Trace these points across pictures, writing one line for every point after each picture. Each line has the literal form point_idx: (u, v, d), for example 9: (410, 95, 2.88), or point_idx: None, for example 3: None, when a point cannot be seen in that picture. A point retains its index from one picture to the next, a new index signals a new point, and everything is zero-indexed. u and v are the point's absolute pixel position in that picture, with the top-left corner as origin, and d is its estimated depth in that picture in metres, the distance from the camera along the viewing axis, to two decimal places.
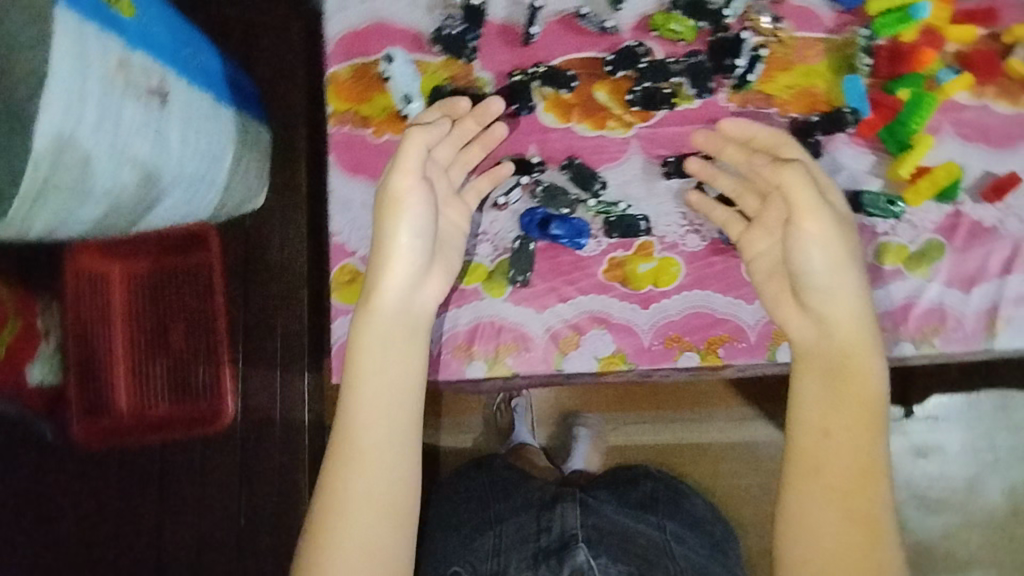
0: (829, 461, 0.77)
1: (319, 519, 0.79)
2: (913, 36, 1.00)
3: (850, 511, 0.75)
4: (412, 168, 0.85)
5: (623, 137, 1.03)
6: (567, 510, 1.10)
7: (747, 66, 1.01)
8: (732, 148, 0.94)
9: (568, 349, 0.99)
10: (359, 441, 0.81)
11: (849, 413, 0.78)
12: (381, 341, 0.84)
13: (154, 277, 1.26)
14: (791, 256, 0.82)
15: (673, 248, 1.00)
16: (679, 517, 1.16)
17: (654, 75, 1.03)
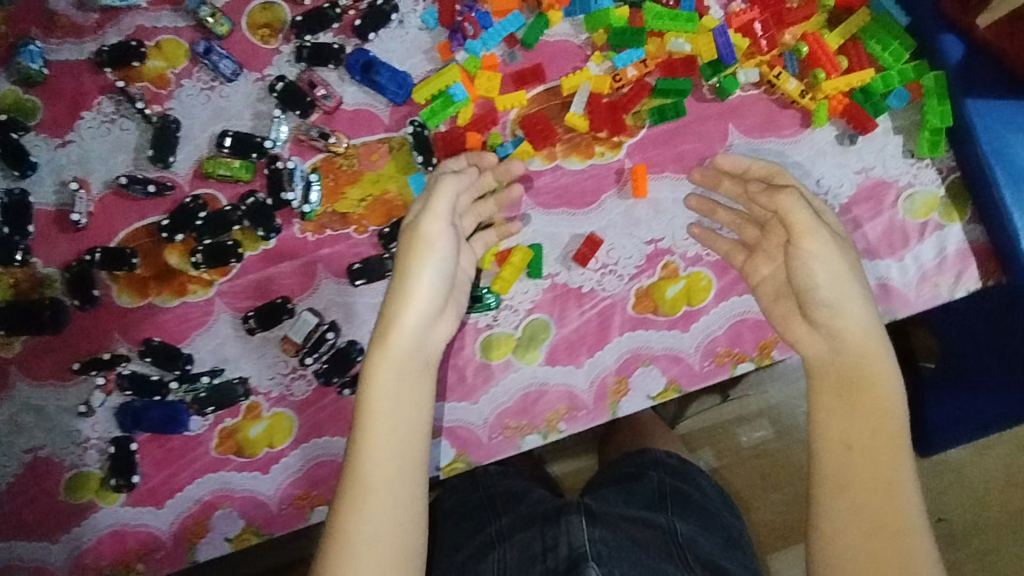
0: (844, 480, 0.72)
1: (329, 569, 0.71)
2: (466, 116, 0.94)
3: (867, 527, 0.69)
4: (440, 210, 0.82)
5: (206, 299, 0.95)
6: (572, 522, 0.84)
7: (302, 198, 0.94)
8: (729, 183, 0.90)
9: (196, 538, 0.92)
10: (381, 482, 0.74)
11: (862, 422, 0.74)
12: (396, 389, 0.78)
13: None
14: (798, 274, 0.79)
15: (282, 401, 0.94)
16: (698, 520, 0.92)
17: (214, 229, 0.94)
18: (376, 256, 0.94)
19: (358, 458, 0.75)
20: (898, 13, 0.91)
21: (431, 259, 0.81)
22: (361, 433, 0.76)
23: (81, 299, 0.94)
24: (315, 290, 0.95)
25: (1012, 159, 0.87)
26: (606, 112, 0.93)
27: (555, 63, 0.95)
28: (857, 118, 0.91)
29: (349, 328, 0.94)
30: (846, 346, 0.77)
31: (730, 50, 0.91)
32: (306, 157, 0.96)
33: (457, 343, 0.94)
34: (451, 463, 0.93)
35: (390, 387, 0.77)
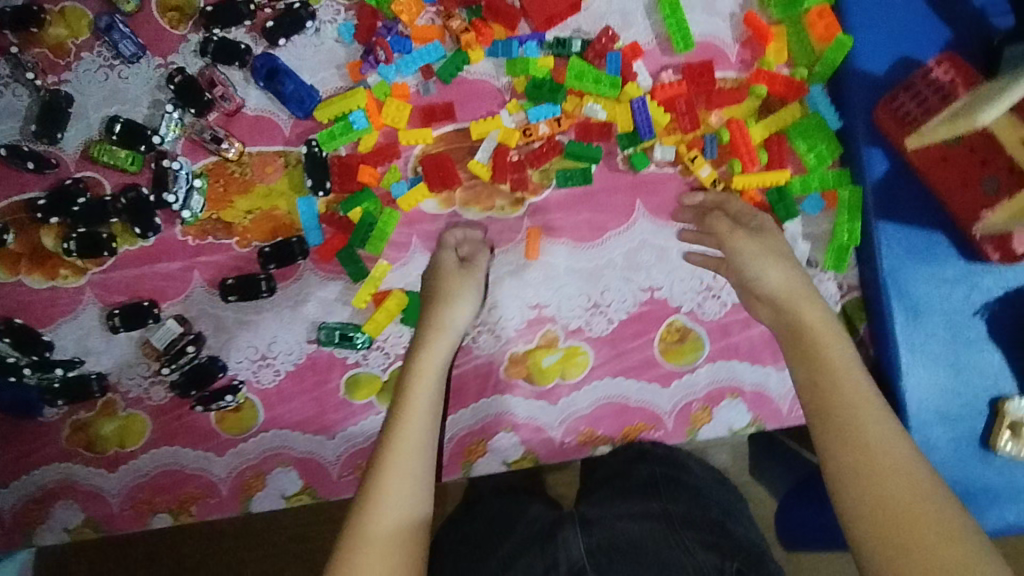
0: (843, 450, 0.65)
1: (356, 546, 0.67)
2: (368, 144, 0.90)
3: (887, 491, 0.62)
4: (479, 275, 0.87)
5: (77, 287, 0.93)
6: (567, 537, 0.75)
7: (182, 202, 0.90)
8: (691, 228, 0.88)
9: (34, 524, 0.92)
10: (414, 460, 0.73)
11: (823, 379, 0.71)
12: (428, 382, 0.80)
13: None
14: (766, 270, 0.80)
15: (138, 403, 0.92)
16: (697, 504, 0.79)
17: (90, 217, 0.91)
18: (250, 274, 0.91)
19: (394, 428, 0.76)
20: (831, 115, 0.86)
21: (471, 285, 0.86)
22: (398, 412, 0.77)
23: None
24: (187, 297, 0.92)
25: (908, 288, 0.84)
26: (510, 167, 0.89)
27: (469, 103, 0.90)
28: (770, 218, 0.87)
29: (215, 341, 0.92)
30: (810, 326, 0.75)
31: (648, 125, 0.86)
32: (196, 157, 0.92)
33: (323, 375, 0.92)
34: (297, 494, 0.92)
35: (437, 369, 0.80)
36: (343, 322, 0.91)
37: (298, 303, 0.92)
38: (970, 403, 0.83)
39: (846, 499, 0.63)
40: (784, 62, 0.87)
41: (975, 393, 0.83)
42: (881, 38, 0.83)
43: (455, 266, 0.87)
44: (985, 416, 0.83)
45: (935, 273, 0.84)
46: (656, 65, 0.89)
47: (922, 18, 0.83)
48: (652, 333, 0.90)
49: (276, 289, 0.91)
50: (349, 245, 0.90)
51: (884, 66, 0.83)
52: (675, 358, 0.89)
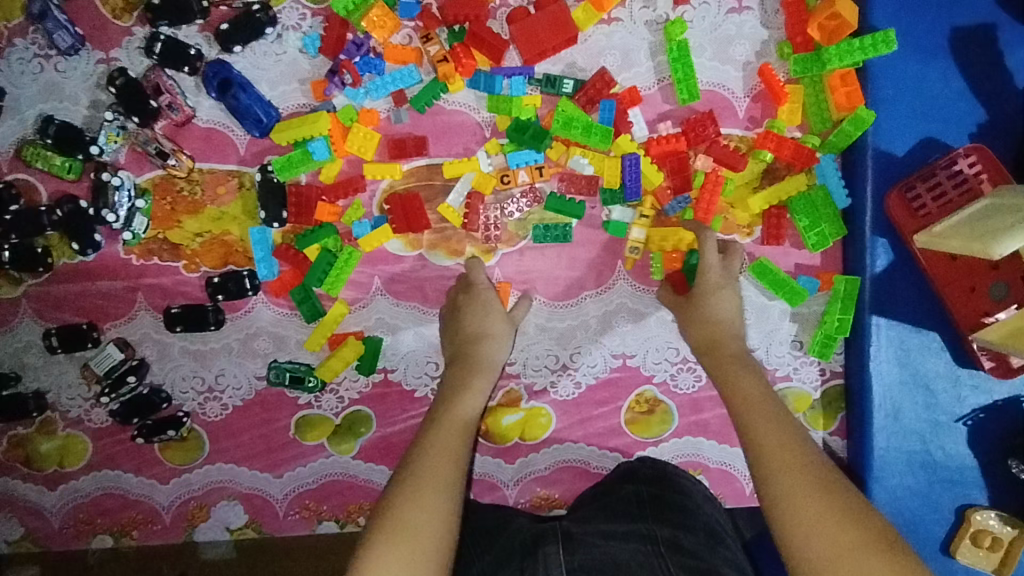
0: (774, 462, 0.61)
1: (401, 501, 0.60)
2: (331, 174, 0.82)
3: (836, 508, 0.57)
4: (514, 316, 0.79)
5: (12, 298, 0.87)
6: (549, 555, 0.69)
7: (123, 221, 0.83)
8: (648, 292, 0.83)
9: None
10: (470, 421, 0.69)
11: (740, 405, 0.67)
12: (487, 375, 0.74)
13: None
14: (714, 331, 0.74)
15: (77, 424, 0.88)
16: (680, 525, 0.73)
17: (22, 227, 0.83)
18: (198, 304, 0.85)
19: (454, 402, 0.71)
20: (840, 192, 0.78)
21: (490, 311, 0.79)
22: (457, 387, 0.73)
23: None
24: (130, 319, 0.86)
25: (892, 387, 0.79)
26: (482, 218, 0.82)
27: (444, 138, 0.82)
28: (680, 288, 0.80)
29: (159, 368, 0.87)
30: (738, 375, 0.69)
31: (637, 185, 0.79)
32: (141, 170, 0.85)
33: (273, 413, 0.88)
34: (242, 527, 0.89)
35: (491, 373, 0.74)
36: (297, 361, 0.86)
37: (249, 337, 0.86)
38: (936, 508, 0.80)
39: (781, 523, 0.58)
40: (797, 124, 0.79)
41: (943, 500, 0.80)
42: (904, 115, 0.76)
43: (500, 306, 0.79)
44: (949, 522, 0.80)
45: (921, 373, 0.79)
46: (654, 112, 0.81)
47: (952, 95, 0.75)
48: (621, 401, 0.85)
49: (224, 321, 0.85)
50: (305, 283, 0.83)
51: (904, 148, 0.76)
52: (641, 429, 0.85)
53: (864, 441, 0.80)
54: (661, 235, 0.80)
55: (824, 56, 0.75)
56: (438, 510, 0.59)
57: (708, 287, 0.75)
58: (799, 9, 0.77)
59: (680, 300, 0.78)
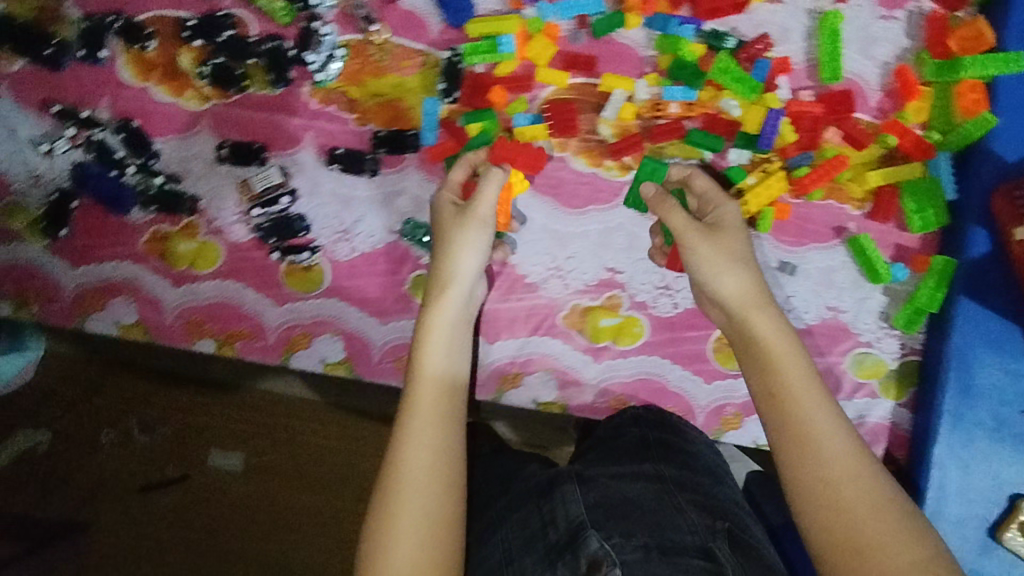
0: (827, 447, 0.71)
1: (397, 471, 0.75)
2: (506, 70, 0.94)
3: (866, 506, 0.68)
4: (483, 216, 0.86)
5: (197, 110, 0.97)
6: (566, 492, 0.80)
7: (322, 65, 0.94)
8: (699, 181, 0.87)
9: (93, 309, 0.98)
10: (441, 372, 0.82)
11: (780, 377, 0.76)
12: (452, 330, 0.85)
13: None
14: (740, 276, 0.81)
15: (217, 234, 0.96)
16: (683, 463, 0.84)
17: (230, 52, 0.95)
18: (359, 151, 0.95)
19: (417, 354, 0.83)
20: (949, 185, 0.89)
21: (471, 227, 0.86)
22: (422, 345, 0.84)
23: (89, 52, 0.96)
24: (295, 153, 0.96)
25: (971, 367, 0.86)
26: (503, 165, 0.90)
27: (612, 63, 0.94)
28: (671, 256, 0.92)
29: (306, 202, 0.96)
30: (782, 363, 0.76)
31: (772, 136, 0.90)
32: (344, 31, 0.95)
33: (396, 267, 0.96)
34: (337, 363, 0.97)
35: (445, 325, 0.84)
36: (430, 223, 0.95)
37: (393, 193, 0.96)
38: (991, 490, 0.86)
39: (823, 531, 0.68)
40: (920, 122, 0.91)
41: (999, 485, 0.86)
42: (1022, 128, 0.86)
43: (450, 214, 0.88)
44: (1002, 507, 0.86)
45: (1001, 361, 0.86)
46: (798, 84, 0.93)
47: None
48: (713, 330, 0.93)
49: (378, 171, 0.95)
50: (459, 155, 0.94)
51: (1017, 156, 0.86)
52: (725, 360, 0.93)
53: (933, 414, 0.87)
54: (766, 187, 0.90)
55: (960, 64, 0.86)
56: (420, 464, 0.75)
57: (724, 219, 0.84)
58: (942, 26, 0.90)
59: (700, 224, 0.83)
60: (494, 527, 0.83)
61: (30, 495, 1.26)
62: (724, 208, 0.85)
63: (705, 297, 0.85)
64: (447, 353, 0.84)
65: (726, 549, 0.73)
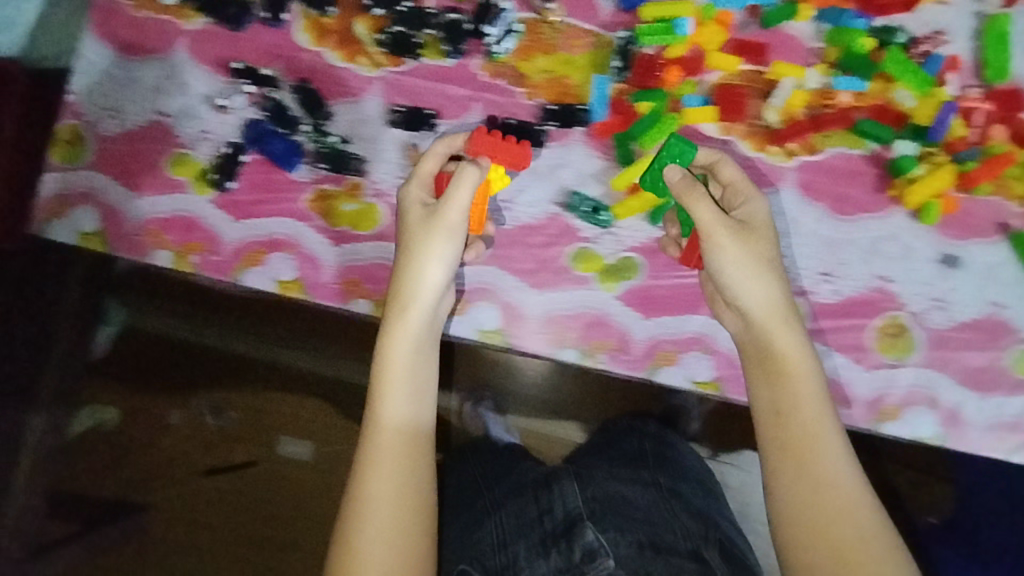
0: (822, 463, 0.76)
1: (354, 505, 0.77)
2: (676, 52, 0.95)
3: (834, 507, 0.74)
4: (450, 220, 0.85)
5: (367, 76, 0.99)
6: (564, 487, 0.90)
7: (501, 36, 0.97)
8: (733, 169, 0.88)
9: (251, 264, 0.99)
10: (394, 423, 0.81)
11: (785, 398, 0.80)
12: (417, 349, 0.85)
13: None
14: (763, 293, 0.82)
15: (382, 196, 0.99)
16: (677, 475, 0.99)
17: (409, 22, 0.98)
18: (528, 124, 0.98)
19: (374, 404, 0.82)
20: None
21: (438, 233, 0.86)
22: (382, 390, 0.83)
23: (272, 14, 0.99)
24: (461, 122, 0.98)
25: None
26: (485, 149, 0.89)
27: (783, 52, 0.96)
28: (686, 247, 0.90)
29: None
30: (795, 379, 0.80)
31: (943, 128, 0.91)
32: (521, 8, 0.98)
33: (556, 240, 0.97)
34: (492, 331, 0.97)
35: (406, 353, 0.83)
36: (594, 197, 0.96)
37: (557, 166, 0.97)
38: None
39: (790, 543, 0.74)
40: None
41: None
42: None
43: (420, 215, 0.88)
44: None
45: None
46: (965, 82, 0.94)
47: None
48: (870, 320, 0.94)
49: (547, 144, 0.97)
50: (628, 132, 0.95)
51: None
52: (888, 349, 0.94)
53: None
54: (936, 179, 0.91)
55: None
56: (378, 495, 0.77)
57: (756, 220, 0.85)
58: None
59: (733, 221, 0.83)
60: (492, 510, 0.94)
61: (75, 474, 1.29)
62: (748, 205, 0.86)
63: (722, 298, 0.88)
64: (405, 403, 0.82)
65: (715, 555, 0.86)
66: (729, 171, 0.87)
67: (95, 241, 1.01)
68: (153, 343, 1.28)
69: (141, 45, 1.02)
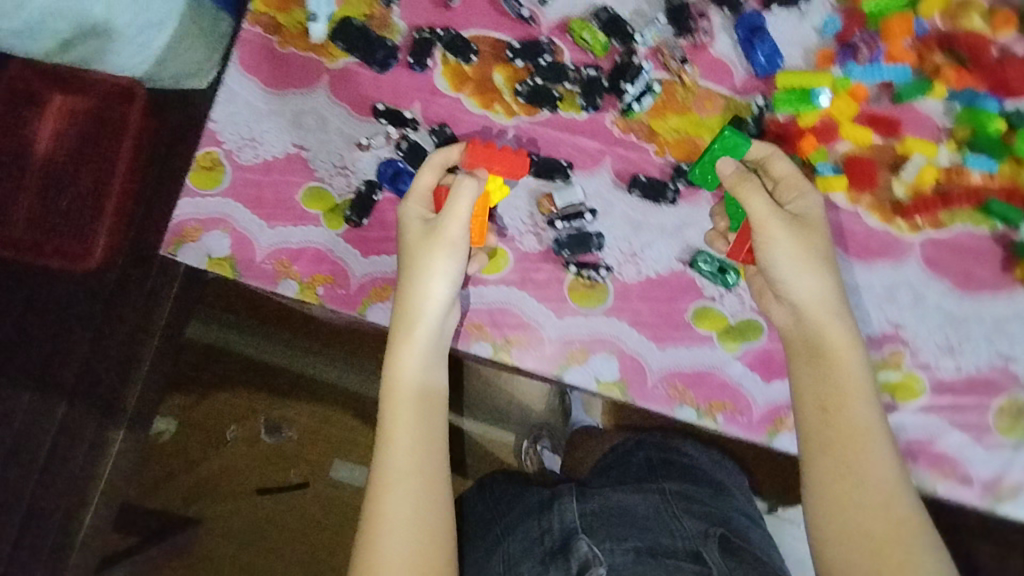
0: (850, 452, 0.78)
1: (374, 489, 0.82)
2: (809, 121, 0.97)
3: (860, 500, 0.76)
4: (453, 238, 0.89)
5: (503, 124, 1.03)
6: (564, 504, 0.92)
7: (641, 94, 0.99)
8: (784, 163, 0.90)
9: (376, 299, 1.02)
10: (411, 392, 0.86)
11: (825, 389, 0.82)
12: (428, 340, 0.89)
13: (77, 128, 1.21)
14: (809, 282, 0.84)
15: (509, 241, 1.00)
16: (690, 478, 0.98)
17: (548, 75, 1.01)
18: (660, 181, 0.99)
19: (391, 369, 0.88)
20: None
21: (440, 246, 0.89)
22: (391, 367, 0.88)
23: (417, 60, 1.03)
24: (592, 174, 1.01)
25: None
26: (481, 162, 0.93)
27: (913, 127, 0.98)
28: (733, 241, 0.94)
29: (601, 221, 1.00)
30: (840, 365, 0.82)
31: None
32: (658, 68, 1.02)
33: (678, 297, 0.98)
34: (610, 383, 0.97)
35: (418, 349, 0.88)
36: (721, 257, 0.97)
37: (684, 224, 0.99)
38: None
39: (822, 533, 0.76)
40: None
41: None
42: None
43: (420, 230, 0.91)
44: None
45: None
46: None
47: None
48: (990, 400, 0.94)
49: (679, 201, 0.99)
50: None
51: None
52: (1006, 430, 0.93)
53: None
54: None
55: None
56: (393, 479, 0.82)
57: (811, 216, 0.87)
58: None
59: (790, 216, 0.86)
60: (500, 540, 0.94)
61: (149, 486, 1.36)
62: (795, 201, 0.88)
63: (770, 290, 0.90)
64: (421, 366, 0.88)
65: (716, 552, 0.84)
66: (777, 168, 0.90)
67: (223, 266, 1.04)
68: (231, 361, 1.37)
69: (285, 80, 1.07)
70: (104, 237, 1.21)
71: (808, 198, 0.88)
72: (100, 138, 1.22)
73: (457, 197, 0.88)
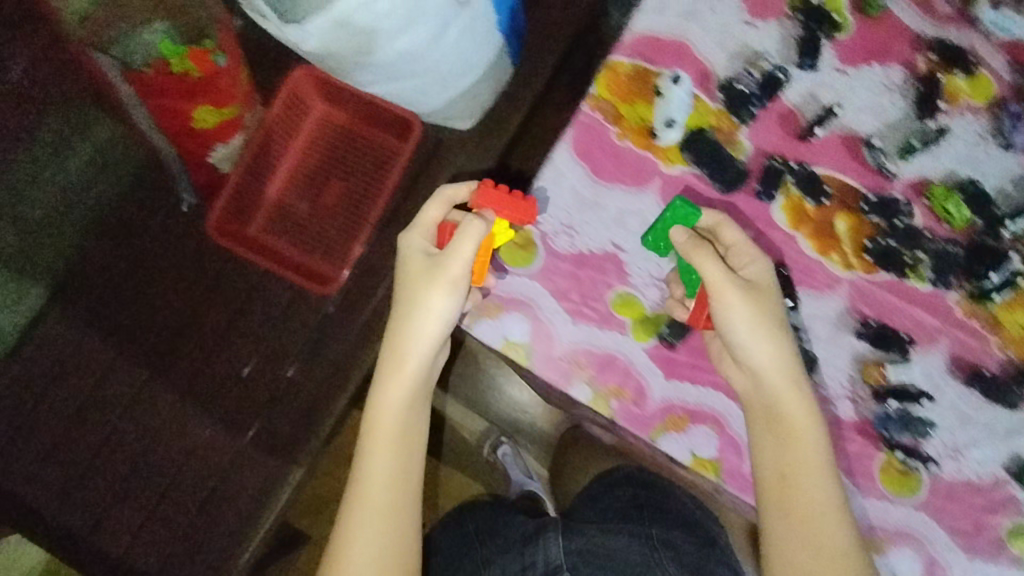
0: (803, 516, 0.88)
1: (356, 500, 0.93)
2: None
3: (808, 550, 0.88)
4: (456, 278, 0.91)
5: (838, 274, 0.97)
6: (550, 539, 1.06)
7: (1003, 285, 0.95)
8: (729, 229, 0.95)
9: (672, 428, 0.96)
10: (400, 410, 0.95)
11: (775, 451, 0.90)
12: (421, 347, 0.94)
13: (335, 135, 1.39)
14: (762, 356, 0.89)
15: (824, 402, 0.95)
16: (679, 526, 1.14)
17: (902, 238, 0.97)
18: (1001, 379, 0.95)
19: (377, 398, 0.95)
20: None
21: (437, 281, 0.91)
22: (385, 379, 0.94)
23: (765, 189, 0.99)
24: (927, 352, 0.95)
25: None
26: (490, 203, 0.94)
27: None
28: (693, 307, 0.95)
29: (934, 408, 0.95)
30: (796, 433, 0.88)
31: None
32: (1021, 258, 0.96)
33: (996, 509, 0.93)
34: None
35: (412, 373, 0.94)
36: None
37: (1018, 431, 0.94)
38: None
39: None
40: None
41: None
42: None
43: (424, 263, 0.93)
44: None
45: None
46: None
47: None
48: None
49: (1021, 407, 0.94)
50: None
51: None
52: None
53: None
54: None
55: None
56: (378, 487, 0.94)
57: (760, 281, 0.92)
58: None
59: (740, 282, 0.90)
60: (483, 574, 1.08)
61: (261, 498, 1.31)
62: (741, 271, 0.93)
63: (729, 355, 0.93)
64: (410, 389, 0.95)
65: None
66: (727, 229, 0.95)
67: (516, 351, 0.99)
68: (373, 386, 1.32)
69: (615, 174, 1.02)
70: (359, 243, 1.33)
71: (756, 266, 0.93)
72: (335, 159, 1.40)
73: (460, 241, 0.90)
